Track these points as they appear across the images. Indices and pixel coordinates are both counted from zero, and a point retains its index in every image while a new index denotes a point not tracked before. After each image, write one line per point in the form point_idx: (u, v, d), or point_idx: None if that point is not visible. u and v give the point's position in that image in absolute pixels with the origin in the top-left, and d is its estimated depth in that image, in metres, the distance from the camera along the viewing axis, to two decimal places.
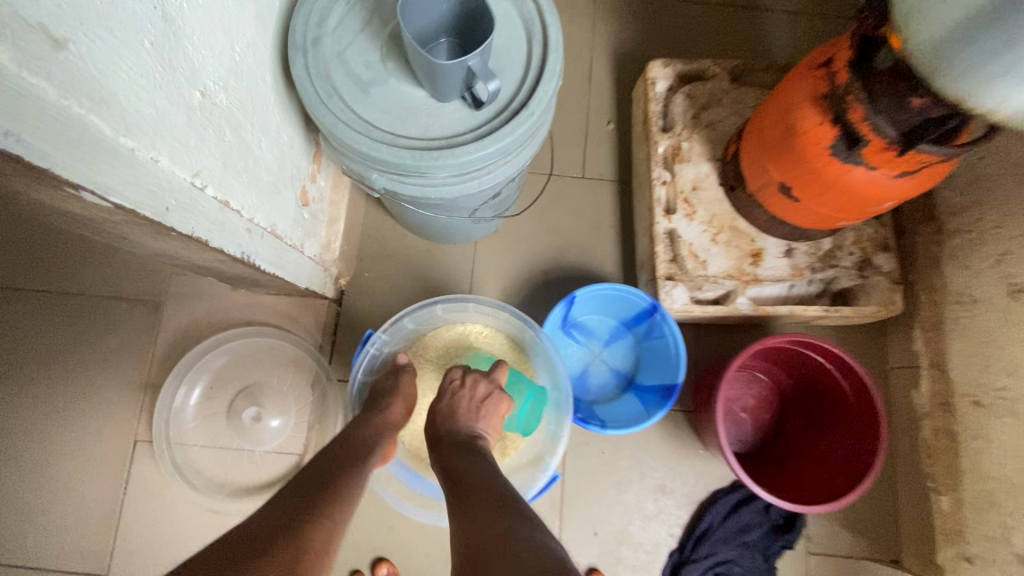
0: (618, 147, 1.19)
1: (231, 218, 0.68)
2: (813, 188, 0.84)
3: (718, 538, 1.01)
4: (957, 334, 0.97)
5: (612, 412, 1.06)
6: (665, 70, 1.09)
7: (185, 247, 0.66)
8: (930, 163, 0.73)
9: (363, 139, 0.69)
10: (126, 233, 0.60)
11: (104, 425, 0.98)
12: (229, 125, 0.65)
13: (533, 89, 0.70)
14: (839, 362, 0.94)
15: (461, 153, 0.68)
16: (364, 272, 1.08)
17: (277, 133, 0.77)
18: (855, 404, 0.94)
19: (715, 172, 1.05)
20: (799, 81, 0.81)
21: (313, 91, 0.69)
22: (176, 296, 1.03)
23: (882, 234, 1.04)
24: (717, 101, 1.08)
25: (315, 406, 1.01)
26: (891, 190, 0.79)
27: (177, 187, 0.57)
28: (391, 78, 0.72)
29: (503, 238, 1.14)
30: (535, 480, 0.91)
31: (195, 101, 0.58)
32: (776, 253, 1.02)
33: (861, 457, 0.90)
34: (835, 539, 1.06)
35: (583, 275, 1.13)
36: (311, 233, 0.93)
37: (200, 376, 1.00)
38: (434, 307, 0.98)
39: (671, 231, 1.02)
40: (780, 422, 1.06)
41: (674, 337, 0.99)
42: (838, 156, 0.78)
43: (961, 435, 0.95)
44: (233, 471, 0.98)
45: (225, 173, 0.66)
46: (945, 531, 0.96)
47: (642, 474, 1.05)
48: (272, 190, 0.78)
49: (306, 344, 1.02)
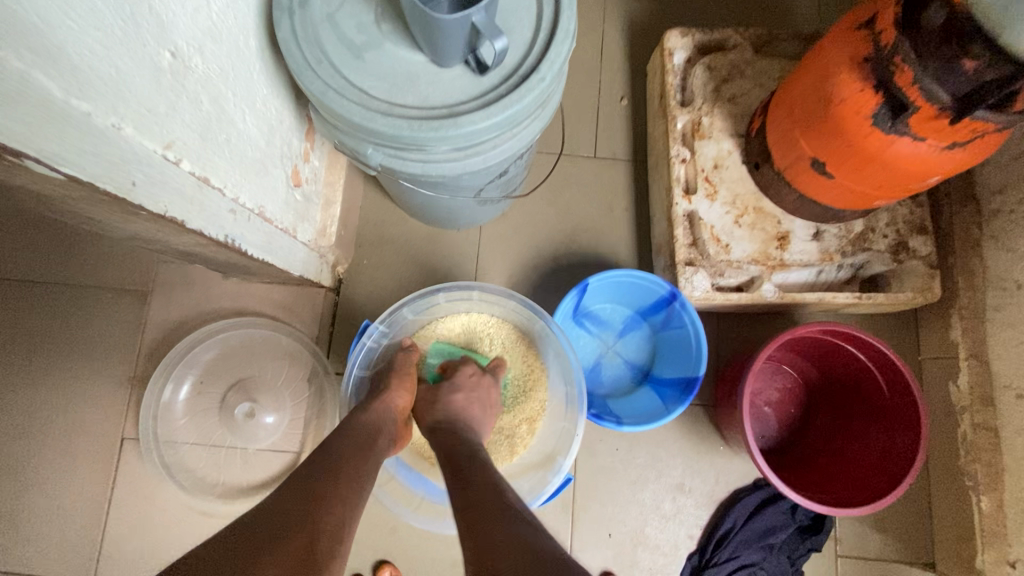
0: (632, 125, 1.11)
1: (211, 197, 0.62)
2: (850, 163, 0.77)
3: (741, 540, 0.95)
4: (1001, 323, 0.90)
5: (627, 407, 0.99)
6: (684, 40, 1.01)
7: (160, 229, 0.60)
8: (986, 132, 0.65)
9: (355, 108, 0.62)
10: (91, 212, 0.53)
11: (91, 422, 0.93)
12: (207, 93, 0.59)
13: (544, 52, 0.63)
14: (874, 353, 0.87)
15: (463, 124, 0.62)
16: (363, 259, 1.02)
17: (264, 106, 0.70)
18: (891, 399, 0.87)
19: (738, 149, 0.98)
20: (838, 44, 0.73)
21: (300, 55, 0.63)
22: (165, 285, 0.97)
23: (919, 215, 0.96)
24: (740, 73, 1.00)
25: (312, 401, 0.96)
26: (938, 165, 0.71)
27: (144, 159, 0.51)
28: (386, 42, 0.65)
29: (510, 222, 1.07)
30: (547, 484, 0.85)
31: (164, 63, 0.51)
32: (804, 236, 0.95)
33: (899, 456, 0.84)
34: (864, 541, 1.00)
35: (595, 261, 1.06)
36: (305, 216, 0.87)
37: (190, 370, 0.95)
38: (436, 296, 0.92)
39: (691, 213, 0.96)
40: (807, 417, 1.00)
41: (694, 327, 0.92)
42: (880, 126, 0.70)
43: (1004, 431, 0.88)
44: (226, 471, 0.93)
45: (203, 147, 0.60)
46: (985, 533, 0.90)
47: (659, 472, 0.99)
48: (259, 169, 0.72)
49: (302, 336, 0.96)
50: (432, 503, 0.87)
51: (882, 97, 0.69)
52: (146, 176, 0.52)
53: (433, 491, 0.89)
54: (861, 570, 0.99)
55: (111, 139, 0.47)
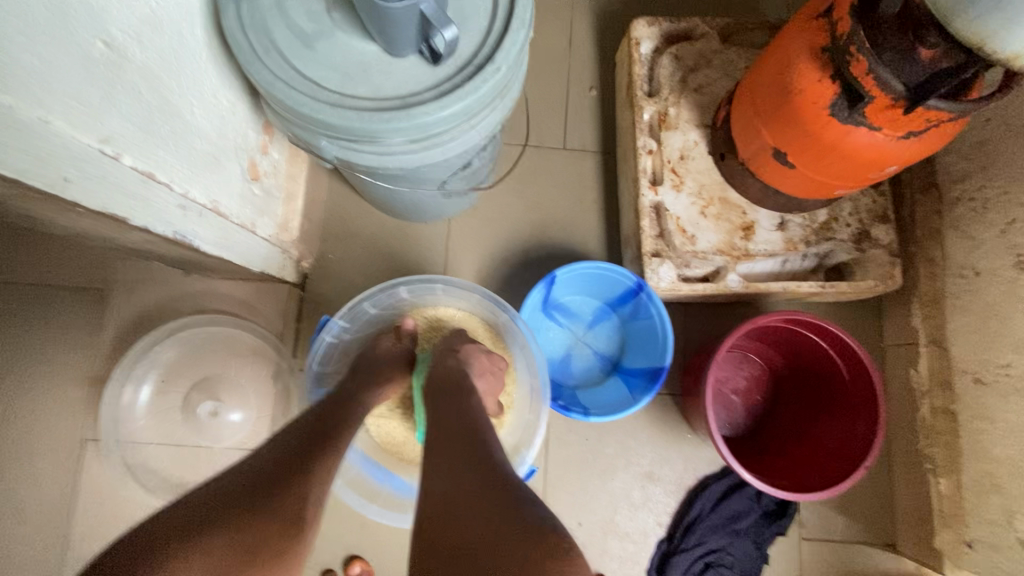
0: (601, 116, 1.11)
1: (156, 192, 0.60)
2: (810, 153, 0.77)
3: (708, 526, 0.96)
4: (959, 309, 0.92)
5: (595, 397, 1.00)
6: (651, 30, 1.01)
7: (101, 225, 0.58)
8: (939, 122, 0.66)
9: (305, 100, 0.60)
10: (23, 208, 0.51)
11: (49, 424, 0.91)
12: (147, 84, 0.56)
13: (499, 41, 0.63)
14: (835, 341, 0.89)
15: (417, 115, 0.61)
16: (329, 254, 1.01)
17: (213, 97, 0.68)
18: (851, 385, 0.89)
19: (704, 140, 0.98)
20: (797, 33, 0.73)
21: (247, 45, 0.61)
22: (124, 284, 0.95)
23: (881, 204, 0.97)
24: (706, 63, 1.00)
25: (277, 399, 0.94)
26: (894, 154, 0.72)
27: (76, 153, 0.49)
28: (337, 31, 0.63)
29: (479, 214, 1.06)
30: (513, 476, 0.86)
31: (96, 53, 0.49)
32: (769, 225, 0.96)
33: (859, 440, 0.85)
34: (829, 524, 1.02)
35: (565, 253, 1.06)
36: (264, 210, 0.85)
37: (151, 369, 0.93)
38: (398, 290, 0.92)
39: (658, 203, 0.96)
40: (772, 403, 1.02)
41: (661, 318, 0.93)
42: (838, 116, 0.70)
43: (961, 415, 0.90)
44: (190, 470, 0.92)
45: (145, 140, 0.58)
46: (944, 514, 0.92)
47: (628, 462, 1.00)
48: (211, 163, 0.70)
49: (267, 333, 0.94)
50: (396, 498, 0.87)
51: (838, 86, 0.69)
52: (79, 170, 0.50)
53: (398, 485, 0.89)
54: (826, 552, 1.02)
55: (38, 132, 0.45)
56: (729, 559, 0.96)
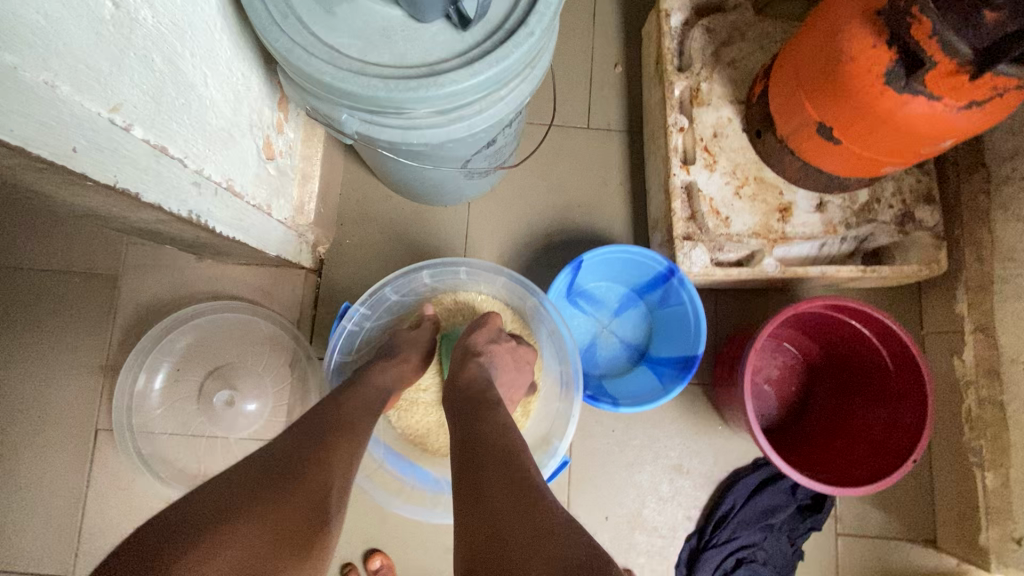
0: (626, 94, 1.06)
1: (170, 167, 0.57)
2: (859, 127, 0.73)
3: (740, 521, 0.93)
4: (1010, 295, 0.87)
5: (623, 386, 0.96)
6: (681, 1, 0.95)
7: (113, 203, 0.54)
8: (1006, 90, 0.61)
9: (326, 67, 0.56)
10: (29, 182, 0.48)
11: (64, 413, 0.89)
12: (159, 52, 0.53)
13: (532, 4, 0.58)
14: (880, 328, 0.84)
15: (445, 83, 0.56)
16: (346, 238, 0.97)
17: (228, 69, 0.64)
18: (896, 375, 0.85)
19: (738, 117, 0.93)
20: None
21: (263, 10, 0.57)
22: (136, 268, 0.92)
23: (926, 183, 0.92)
24: (741, 36, 0.94)
25: (294, 388, 0.91)
26: (953, 126, 0.67)
27: (85, 122, 0.46)
28: None
29: (500, 197, 1.02)
30: (543, 467, 0.82)
31: (106, 14, 0.45)
32: (807, 207, 0.91)
33: (904, 433, 0.81)
34: (865, 519, 0.98)
35: (589, 237, 1.02)
36: (280, 192, 0.81)
37: (164, 357, 0.90)
38: (420, 274, 0.87)
39: (690, 184, 0.91)
40: (808, 393, 0.97)
41: (693, 304, 0.88)
42: (894, 85, 0.66)
43: (1011, 406, 0.86)
44: (206, 460, 0.89)
45: (157, 111, 0.54)
46: (991, 510, 0.88)
47: (656, 454, 0.97)
48: (227, 139, 0.66)
49: (283, 320, 0.91)
50: (420, 491, 0.84)
51: (896, 53, 0.64)
52: (88, 141, 0.46)
53: (422, 478, 0.85)
54: (862, 548, 0.98)
55: (43, 98, 0.41)
56: (761, 554, 0.92)
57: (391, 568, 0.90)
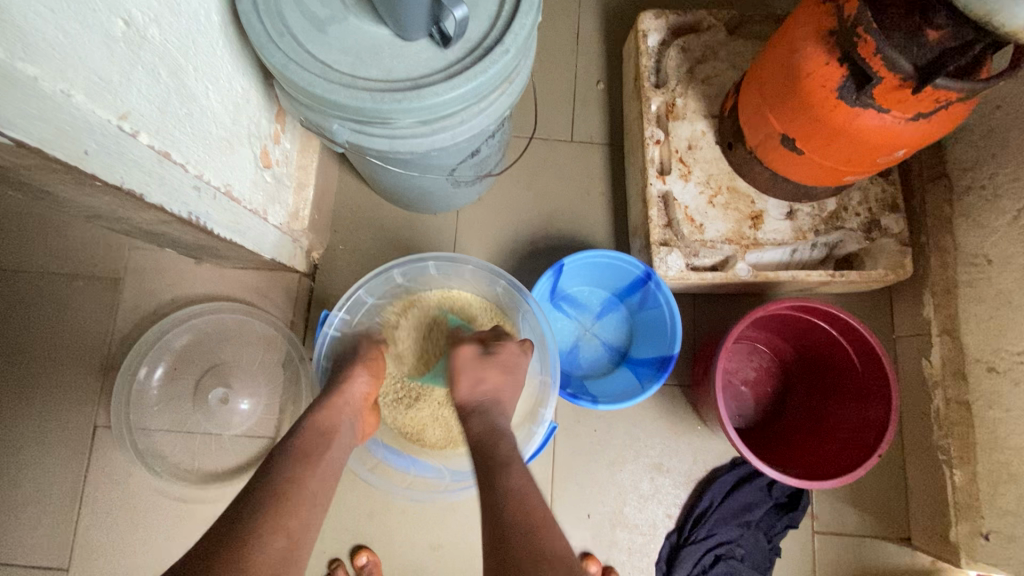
0: (608, 109, 1.12)
1: (172, 171, 0.61)
2: (818, 138, 0.77)
3: (718, 518, 0.95)
4: (971, 299, 0.92)
5: (604, 386, 0.99)
6: (658, 22, 1.01)
7: (119, 204, 0.59)
8: (949, 102, 0.66)
9: (318, 81, 0.61)
10: (41, 182, 0.52)
11: (63, 410, 0.92)
12: (166, 66, 0.58)
13: (508, 24, 0.63)
14: (846, 329, 0.88)
15: (427, 95, 0.61)
16: (339, 244, 1.02)
17: (228, 82, 0.69)
18: (863, 374, 0.88)
19: (712, 130, 0.98)
20: (803, 19, 0.74)
21: (262, 30, 0.62)
22: (137, 271, 0.96)
23: (891, 193, 0.97)
24: (713, 54, 1.00)
25: (287, 387, 0.95)
26: (903, 137, 0.72)
27: (96, 128, 0.50)
28: (350, 16, 0.65)
29: (487, 206, 1.07)
30: (532, 437, 0.84)
31: (117, 31, 0.50)
32: (777, 215, 0.96)
33: (870, 431, 0.84)
34: (840, 517, 1.01)
35: (572, 244, 1.06)
36: (276, 198, 0.86)
37: (163, 356, 0.94)
38: (392, 275, 0.90)
39: (666, 193, 0.96)
40: (783, 395, 1.01)
41: (669, 306, 0.92)
42: (846, 99, 0.71)
43: (976, 404, 0.90)
44: (200, 457, 0.92)
45: (162, 120, 0.59)
46: (960, 506, 0.91)
47: (637, 453, 1.00)
48: (226, 147, 0.71)
49: (276, 321, 0.95)
50: (423, 482, 0.86)
51: (847, 70, 0.69)
52: (99, 144, 0.51)
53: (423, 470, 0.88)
54: (839, 547, 1.00)
55: (61, 105, 0.46)
56: (739, 551, 0.95)
57: (377, 563, 0.92)
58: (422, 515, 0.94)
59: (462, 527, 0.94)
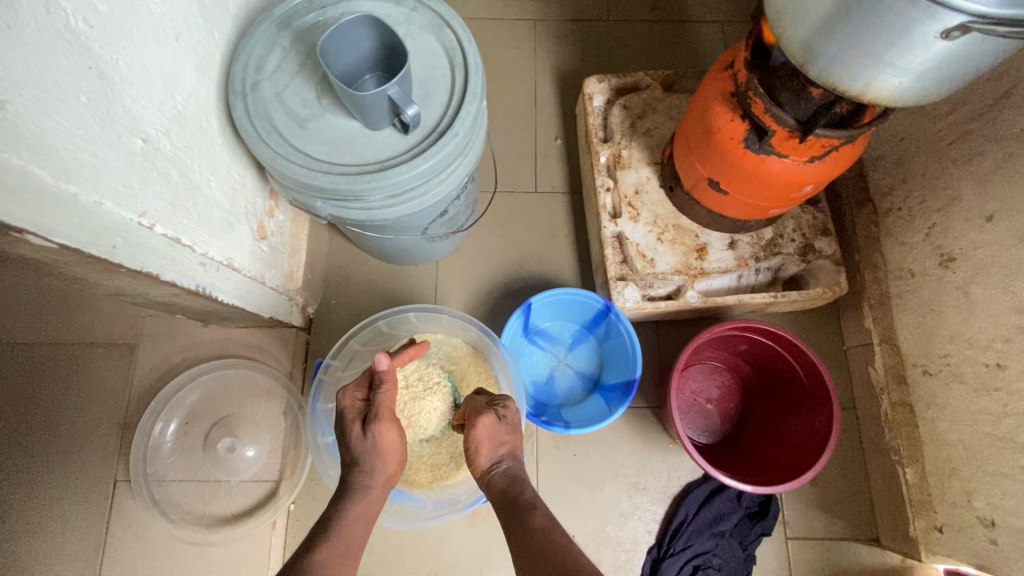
0: (566, 161, 1.25)
1: (183, 253, 0.73)
2: (738, 180, 0.89)
3: (694, 530, 1.02)
4: (902, 308, 1.01)
5: (579, 412, 1.08)
6: (601, 86, 1.16)
7: (138, 283, 0.71)
8: (835, 146, 0.78)
9: (300, 170, 0.74)
10: (78, 272, 0.64)
11: (85, 468, 1.01)
12: (175, 168, 0.70)
13: (457, 111, 0.76)
14: (787, 343, 0.99)
15: (393, 175, 0.74)
16: (331, 300, 1.13)
17: (227, 173, 0.82)
18: (808, 383, 0.98)
19: (655, 175, 1.11)
20: (711, 83, 0.87)
21: (253, 131, 0.75)
22: (151, 337, 1.07)
23: (821, 219, 1.08)
24: (652, 109, 1.14)
25: (288, 432, 1.04)
26: (808, 175, 0.83)
27: (122, 227, 0.62)
28: (326, 113, 0.78)
29: (464, 255, 1.19)
30: None
31: (137, 148, 0.63)
32: (720, 246, 1.07)
33: (818, 436, 0.93)
34: (811, 522, 1.07)
35: (543, 284, 1.17)
36: (272, 264, 0.98)
37: (175, 412, 1.04)
38: (377, 324, 1.00)
39: (619, 234, 1.07)
40: (745, 410, 1.09)
41: (629, 335, 1.03)
42: (751, 148, 0.83)
43: (917, 405, 0.98)
44: (211, 502, 1.01)
45: (174, 212, 0.71)
46: (915, 503, 0.97)
47: (615, 473, 1.07)
48: (226, 226, 0.83)
49: (276, 373, 1.06)
50: (405, 508, 0.90)
51: (749, 124, 0.82)
52: (123, 239, 0.63)
53: (406, 497, 0.91)
54: (811, 551, 1.06)
55: (94, 213, 0.58)
56: (716, 561, 1.01)
57: None
58: (418, 545, 1.01)
59: (457, 553, 1.01)
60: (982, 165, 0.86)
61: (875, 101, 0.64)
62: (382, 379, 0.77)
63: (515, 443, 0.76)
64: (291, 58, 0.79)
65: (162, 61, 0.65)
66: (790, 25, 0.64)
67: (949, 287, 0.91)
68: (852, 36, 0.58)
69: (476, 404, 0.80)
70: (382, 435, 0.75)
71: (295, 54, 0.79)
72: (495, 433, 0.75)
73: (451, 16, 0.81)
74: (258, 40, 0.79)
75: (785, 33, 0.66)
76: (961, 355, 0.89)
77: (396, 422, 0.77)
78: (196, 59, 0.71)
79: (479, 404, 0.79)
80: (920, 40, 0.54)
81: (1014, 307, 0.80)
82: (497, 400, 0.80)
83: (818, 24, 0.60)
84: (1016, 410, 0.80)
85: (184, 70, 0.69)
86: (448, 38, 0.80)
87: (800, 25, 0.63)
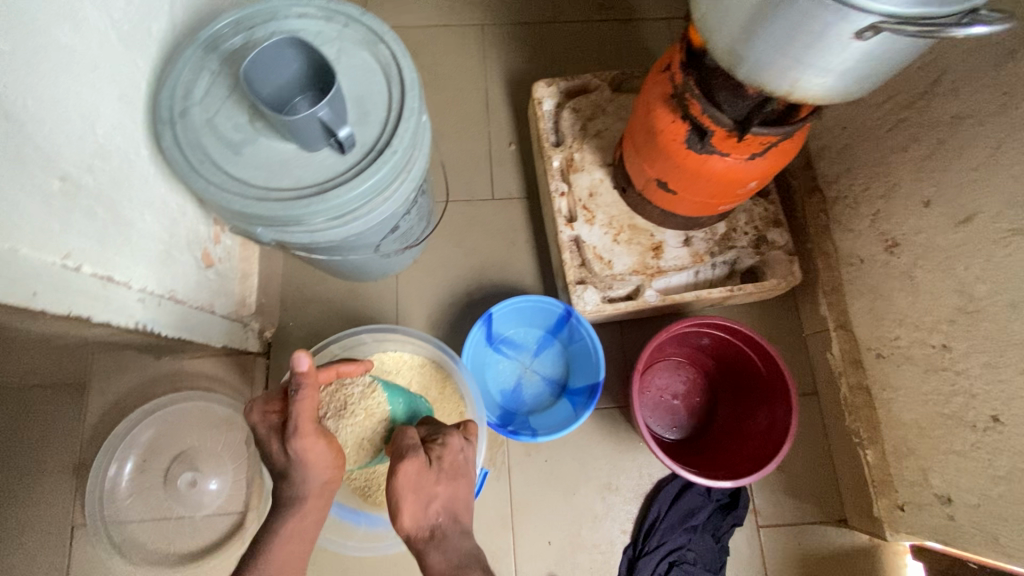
0: (522, 165, 1.24)
1: (116, 291, 0.70)
2: (683, 179, 0.89)
3: (667, 526, 1.03)
4: (854, 294, 1.03)
5: (547, 419, 1.08)
6: (550, 90, 1.15)
7: (70, 326, 0.68)
8: (772, 143, 0.79)
9: (237, 198, 0.72)
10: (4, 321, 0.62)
11: (39, 514, 0.98)
12: (101, 204, 0.68)
13: (395, 127, 0.75)
14: (745, 337, 1.00)
15: (332, 198, 0.72)
16: (289, 322, 1.11)
17: (162, 203, 0.80)
18: (768, 375, 0.99)
19: (609, 176, 1.11)
20: (652, 84, 0.87)
21: (184, 160, 0.73)
22: (101, 374, 1.04)
23: (773, 210, 1.09)
24: (602, 111, 1.14)
25: (251, 461, 1.02)
26: (749, 172, 0.84)
27: (42, 273, 0.59)
28: (260, 136, 0.75)
29: (423, 267, 1.17)
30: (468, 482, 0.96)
31: (54, 188, 0.60)
32: (675, 243, 1.08)
33: (779, 427, 0.95)
34: (782, 509, 1.09)
35: (504, 292, 1.17)
36: (221, 291, 0.96)
37: (131, 450, 1.01)
38: (331, 348, 0.98)
39: (575, 238, 1.07)
40: (711, 403, 1.11)
41: (591, 338, 1.04)
42: (694, 148, 0.83)
43: (874, 388, 1.00)
44: (175, 540, 0.99)
45: (103, 250, 0.68)
46: (877, 483, 1.00)
47: (587, 476, 1.08)
48: (164, 258, 0.80)
49: (236, 402, 1.03)
50: (373, 532, 0.91)
51: (688, 124, 0.82)
52: (45, 285, 0.59)
53: (375, 521, 0.92)
54: (783, 537, 1.08)
55: (10, 260, 0.55)
56: (691, 555, 1.02)
57: None
58: (392, 566, 1.01)
59: None
60: (917, 151, 0.89)
61: (804, 100, 0.64)
62: (297, 385, 0.67)
63: (450, 494, 0.69)
64: (220, 81, 0.77)
65: (78, 96, 0.62)
66: (715, 30, 0.65)
67: (896, 271, 0.93)
68: (772, 39, 0.59)
69: (403, 442, 0.71)
70: (307, 449, 0.67)
71: (224, 77, 0.77)
72: (421, 480, 0.67)
73: (384, 31, 0.79)
74: (184, 65, 0.76)
75: (711, 37, 0.66)
76: (909, 339, 0.91)
77: (319, 431, 0.69)
78: (117, 87, 0.69)
79: (409, 442, 0.71)
80: (837, 40, 0.54)
81: (954, 290, 0.83)
82: (434, 439, 0.73)
83: (741, 29, 0.61)
84: (962, 389, 0.82)
85: (104, 102, 0.66)
86: (383, 53, 0.79)
87: (723, 30, 0.63)
